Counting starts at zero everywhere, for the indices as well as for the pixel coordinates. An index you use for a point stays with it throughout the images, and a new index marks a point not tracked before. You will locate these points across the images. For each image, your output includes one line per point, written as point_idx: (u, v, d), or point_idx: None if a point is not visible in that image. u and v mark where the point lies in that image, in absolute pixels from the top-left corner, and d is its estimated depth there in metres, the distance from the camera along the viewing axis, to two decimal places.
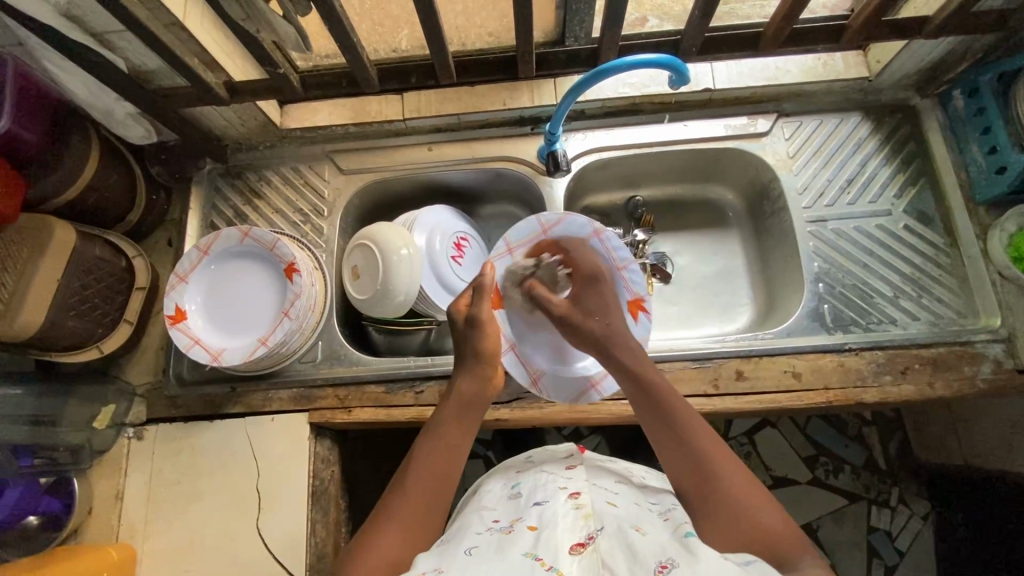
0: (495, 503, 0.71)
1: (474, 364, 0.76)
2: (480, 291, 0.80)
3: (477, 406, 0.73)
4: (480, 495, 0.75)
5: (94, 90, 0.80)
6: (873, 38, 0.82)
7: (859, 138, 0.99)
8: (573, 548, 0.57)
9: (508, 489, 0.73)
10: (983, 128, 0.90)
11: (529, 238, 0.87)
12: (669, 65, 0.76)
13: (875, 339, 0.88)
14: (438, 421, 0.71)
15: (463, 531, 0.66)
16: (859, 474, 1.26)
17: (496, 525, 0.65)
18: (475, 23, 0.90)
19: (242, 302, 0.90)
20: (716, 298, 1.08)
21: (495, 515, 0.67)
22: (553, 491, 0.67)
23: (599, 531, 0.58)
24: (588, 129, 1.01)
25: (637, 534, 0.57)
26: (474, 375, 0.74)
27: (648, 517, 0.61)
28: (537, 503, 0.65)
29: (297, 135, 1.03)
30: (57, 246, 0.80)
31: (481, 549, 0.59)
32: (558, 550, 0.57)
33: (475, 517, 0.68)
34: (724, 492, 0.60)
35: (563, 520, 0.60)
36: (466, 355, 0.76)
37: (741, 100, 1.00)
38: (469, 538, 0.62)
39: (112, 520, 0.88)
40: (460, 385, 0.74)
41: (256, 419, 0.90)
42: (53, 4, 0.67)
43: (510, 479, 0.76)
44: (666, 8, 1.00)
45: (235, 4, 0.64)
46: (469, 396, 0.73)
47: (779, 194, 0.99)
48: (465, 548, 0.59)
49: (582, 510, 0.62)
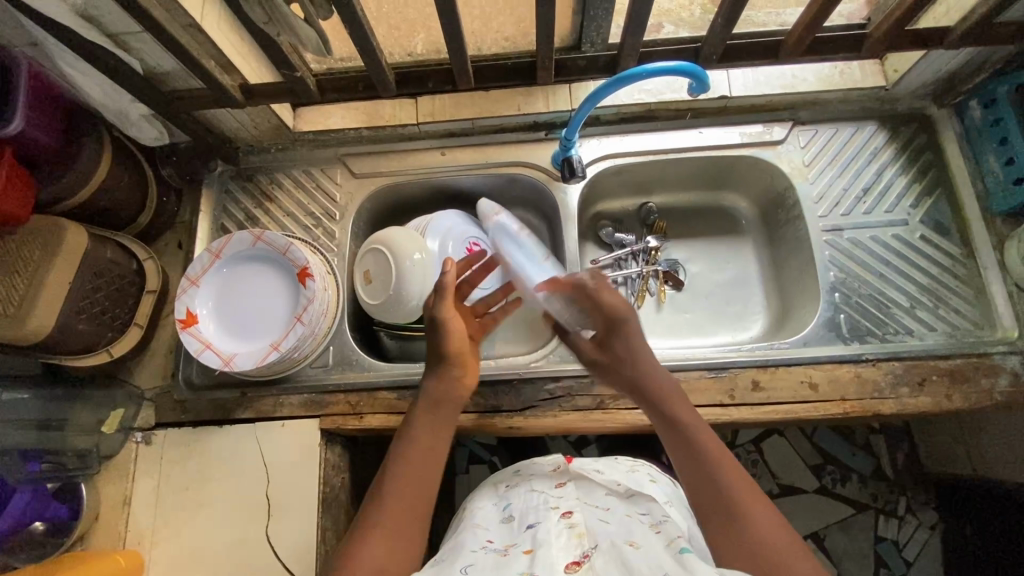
0: (488, 524, 0.70)
1: (439, 363, 0.77)
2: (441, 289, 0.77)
3: (450, 404, 0.75)
4: (472, 515, 0.74)
5: (108, 91, 0.79)
6: (895, 48, 0.81)
7: (875, 147, 0.98)
8: (567, 566, 0.57)
9: (500, 510, 0.73)
10: (1000, 138, 0.89)
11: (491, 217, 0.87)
12: (690, 73, 0.76)
13: (891, 350, 0.88)
14: (414, 423, 0.72)
15: (455, 550, 0.65)
16: (866, 483, 1.26)
17: (491, 545, 0.64)
18: (492, 27, 0.90)
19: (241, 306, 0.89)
20: (729, 306, 1.07)
21: (489, 536, 0.67)
22: (545, 512, 0.66)
23: (593, 548, 0.58)
24: (603, 135, 1.01)
25: (630, 548, 0.55)
26: (444, 375, 0.76)
27: (642, 531, 0.59)
28: (531, 527, 0.65)
29: (309, 138, 1.03)
30: (69, 249, 0.79)
31: (475, 567, 0.59)
32: (553, 567, 0.56)
33: (468, 535, 0.68)
34: (749, 528, 0.59)
35: (557, 539, 0.60)
36: (433, 357, 0.77)
37: (757, 108, 1.00)
38: (463, 555, 0.62)
39: (119, 527, 0.87)
40: (428, 385, 0.76)
41: (266, 425, 0.89)
42: (71, 5, 0.66)
43: (500, 498, 0.76)
44: (675, 14, 1.00)
45: (257, 6, 0.63)
46: (442, 395, 0.75)
47: (794, 203, 0.99)
48: (460, 566, 0.59)
49: (575, 529, 0.62)
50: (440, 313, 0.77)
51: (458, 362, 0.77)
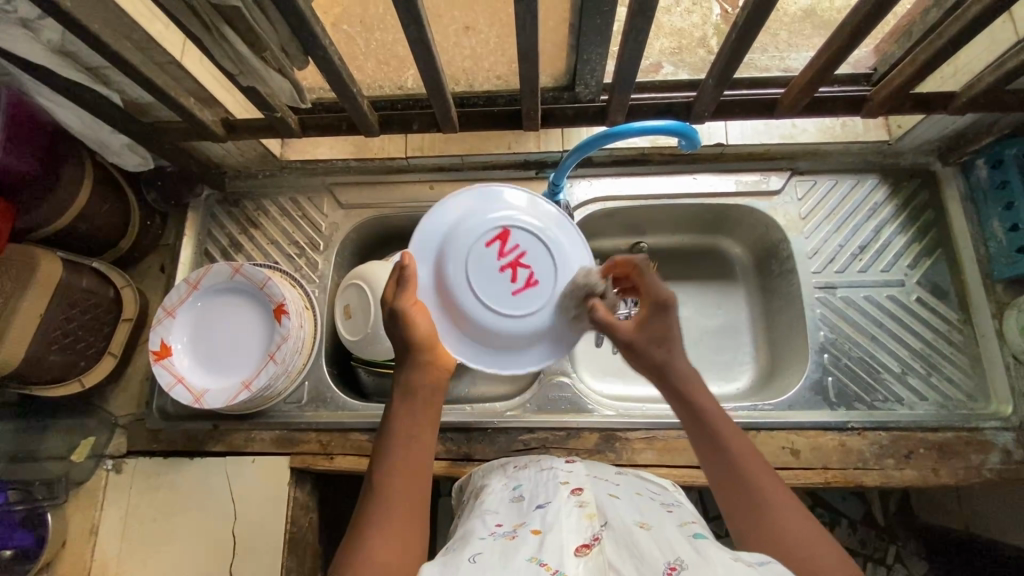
0: (497, 507, 0.60)
1: (408, 355, 0.66)
2: (405, 279, 0.67)
3: (431, 394, 0.65)
4: (480, 500, 0.64)
5: (88, 123, 0.78)
6: (897, 109, 0.78)
7: (874, 203, 0.95)
8: (578, 549, 0.48)
9: (510, 491, 0.63)
10: (1005, 203, 0.86)
11: (433, 229, 0.73)
12: (678, 133, 0.74)
13: (879, 420, 0.85)
14: (392, 425, 0.62)
15: (461, 539, 0.55)
16: (855, 528, 1.14)
17: (499, 530, 0.55)
18: (483, 67, 0.83)
19: (223, 316, 0.89)
20: (718, 354, 1.03)
21: (497, 519, 0.57)
22: (554, 489, 0.59)
23: (605, 531, 0.51)
24: (595, 176, 0.98)
25: (643, 533, 0.51)
26: (415, 363, 0.66)
27: (654, 513, 0.56)
28: (540, 506, 0.56)
29: (297, 166, 1.01)
30: (44, 278, 0.78)
31: (484, 557, 0.49)
32: (561, 550, 0.48)
33: (476, 521, 0.58)
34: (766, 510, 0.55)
35: (566, 521, 0.52)
36: (399, 350, 0.67)
37: (754, 157, 0.96)
38: (469, 545, 0.52)
39: (85, 555, 0.86)
40: (401, 376, 0.66)
41: (236, 460, 0.88)
42: (46, 43, 0.65)
43: (511, 480, 0.66)
44: (687, 34, 0.98)
45: (228, 59, 0.65)
46: (414, 383, 0.65)
47: (788, 255, 0.96)
48: (467, 556, 0.50)
49: (585, 509, 0.54)
50: (399, 305, 0.67)
51: (430, 346, 0.67)
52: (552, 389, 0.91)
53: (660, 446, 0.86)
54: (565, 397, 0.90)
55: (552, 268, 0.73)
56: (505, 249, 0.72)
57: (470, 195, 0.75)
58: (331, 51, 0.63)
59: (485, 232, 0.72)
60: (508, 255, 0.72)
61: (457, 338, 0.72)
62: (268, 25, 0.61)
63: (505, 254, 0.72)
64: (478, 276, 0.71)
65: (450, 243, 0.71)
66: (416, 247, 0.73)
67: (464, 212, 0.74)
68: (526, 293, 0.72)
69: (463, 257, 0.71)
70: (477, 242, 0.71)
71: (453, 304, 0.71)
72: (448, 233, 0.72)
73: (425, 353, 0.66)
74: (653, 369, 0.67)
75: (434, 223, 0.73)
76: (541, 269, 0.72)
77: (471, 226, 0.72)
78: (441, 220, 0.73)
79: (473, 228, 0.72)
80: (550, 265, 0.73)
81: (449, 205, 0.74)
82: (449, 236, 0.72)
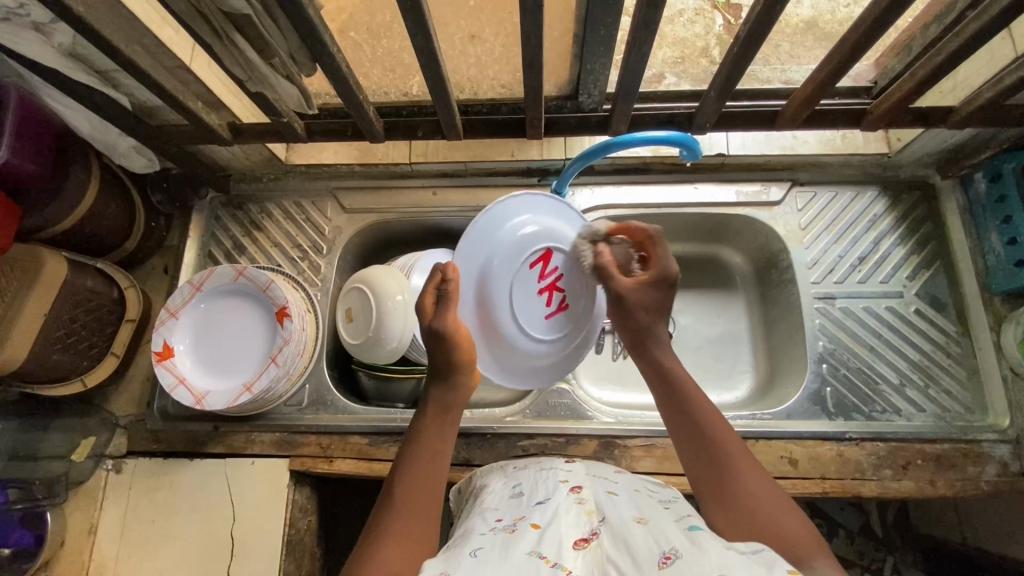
0: (498, 503, 0.61)
1: (448, 372, 0.68)
2: (450, 297, 0.69)
3: (455, 413, 0.68)
4: (480, 499, 0.65)
5: (97, 126, 0.79)
6: (896, 122, 0.79)
7: (873, 215, 0.96)
8: (577, 542, 0.50)
9: (510, 489, 0.63)
10: (1004, 217, 0.87)
11: (474, 240, 0.75)
12: (680, 142, 0.76)
13: (877, 430, 0.86)
14: (419, 435, 0.65)
15: (463, 536, 0.55)
16: (853, 539, 1.14)
17: (499, 524, 0.55)
18: (488, 75, 0.85)
19: (242, 326, 0.89)
20: (718, 362, 1.03)
21: (497, 515, 0.57)
22: (553, 486, 0.59)
23: (603, 526, 0.52)
24: (597, 184, 0.99)
25: (640, 527, 0.51)
26: (456, 384, 0.68)
27: (651, 508, 0.56)
28: (540, 502, 0.57)
29: (301, 171, 1.02)
30: (49, 278, 0.79)
31: (485, 551, 0.49)
32: (560, 544, 0.49)
33: (476, 518, 0.58)
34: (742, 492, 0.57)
35: (565, 516, 0.53)
36: (439, 364, 0.68)
37: (754, 167, 0.97)
38: (470, 540, 0.53)
39: (83, 555, 0.86)
40: (431, 393, 0.68)
41: (236, 462, 0.89)
42: (57, 46, 0.66)
43: (511, 479, 0.66)
44: (689, 44, 0.99)
45: (237, 65, 0.66)
46: (445, 399, 0.68)
47: (788, 266, 0.97)
48: (468, 551, 0.50)
49: (584, 505, 0.55)
50: (440, 324, 0.68)
51: (469, 369, 0.69)
52: (552, 395, 0.92)
53: (659, 454, 0.86)
54: (565, 404, 0.91)
55: (582, 296, 0.78)
56: (546, 271, 0.76)
57: (523, 205, 0.78)
58: (339, 58, 0.64)
59: (531, 252, 0.76)
60: (547, 277, 0.76)
61: (487, 352, 0.77)
62: (277, 33, 0.62)
63: (545, 277, 0.76)
64: (517, 296, 0.75)
65: (494, 260, 0.75)
66: (460, 258, 0.76)
67: (510, 225, 0.76)
68: (556, 316, 0.78)
69: (507, 276, 0.75)
70: (522, 262, 0.75)
71: (488, 315, 0.75)
72: (494, 246, 0.76)
73: (465, 375, 0.69)
74: (635, 335, 0.70)
75: (476, 234, 0.76)
76: (574, 295, 0.78)
77: (519, 244, 0.76)
78: (494, 226, 0.76)
79: (519, 247, 0.75)
80: (580, 291, 0.78)
81: (503, 213, 0.77)
82: (492, 252, 0.75)
